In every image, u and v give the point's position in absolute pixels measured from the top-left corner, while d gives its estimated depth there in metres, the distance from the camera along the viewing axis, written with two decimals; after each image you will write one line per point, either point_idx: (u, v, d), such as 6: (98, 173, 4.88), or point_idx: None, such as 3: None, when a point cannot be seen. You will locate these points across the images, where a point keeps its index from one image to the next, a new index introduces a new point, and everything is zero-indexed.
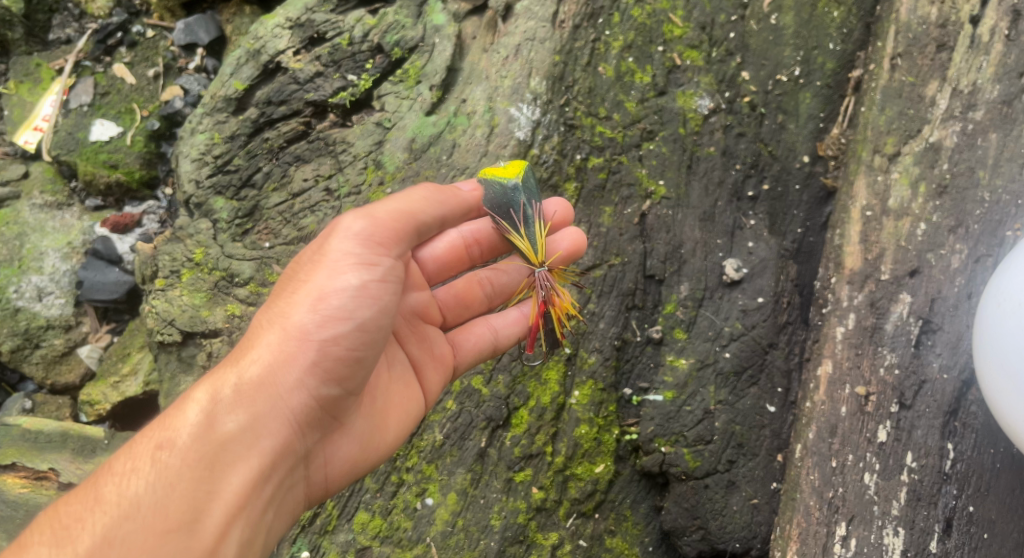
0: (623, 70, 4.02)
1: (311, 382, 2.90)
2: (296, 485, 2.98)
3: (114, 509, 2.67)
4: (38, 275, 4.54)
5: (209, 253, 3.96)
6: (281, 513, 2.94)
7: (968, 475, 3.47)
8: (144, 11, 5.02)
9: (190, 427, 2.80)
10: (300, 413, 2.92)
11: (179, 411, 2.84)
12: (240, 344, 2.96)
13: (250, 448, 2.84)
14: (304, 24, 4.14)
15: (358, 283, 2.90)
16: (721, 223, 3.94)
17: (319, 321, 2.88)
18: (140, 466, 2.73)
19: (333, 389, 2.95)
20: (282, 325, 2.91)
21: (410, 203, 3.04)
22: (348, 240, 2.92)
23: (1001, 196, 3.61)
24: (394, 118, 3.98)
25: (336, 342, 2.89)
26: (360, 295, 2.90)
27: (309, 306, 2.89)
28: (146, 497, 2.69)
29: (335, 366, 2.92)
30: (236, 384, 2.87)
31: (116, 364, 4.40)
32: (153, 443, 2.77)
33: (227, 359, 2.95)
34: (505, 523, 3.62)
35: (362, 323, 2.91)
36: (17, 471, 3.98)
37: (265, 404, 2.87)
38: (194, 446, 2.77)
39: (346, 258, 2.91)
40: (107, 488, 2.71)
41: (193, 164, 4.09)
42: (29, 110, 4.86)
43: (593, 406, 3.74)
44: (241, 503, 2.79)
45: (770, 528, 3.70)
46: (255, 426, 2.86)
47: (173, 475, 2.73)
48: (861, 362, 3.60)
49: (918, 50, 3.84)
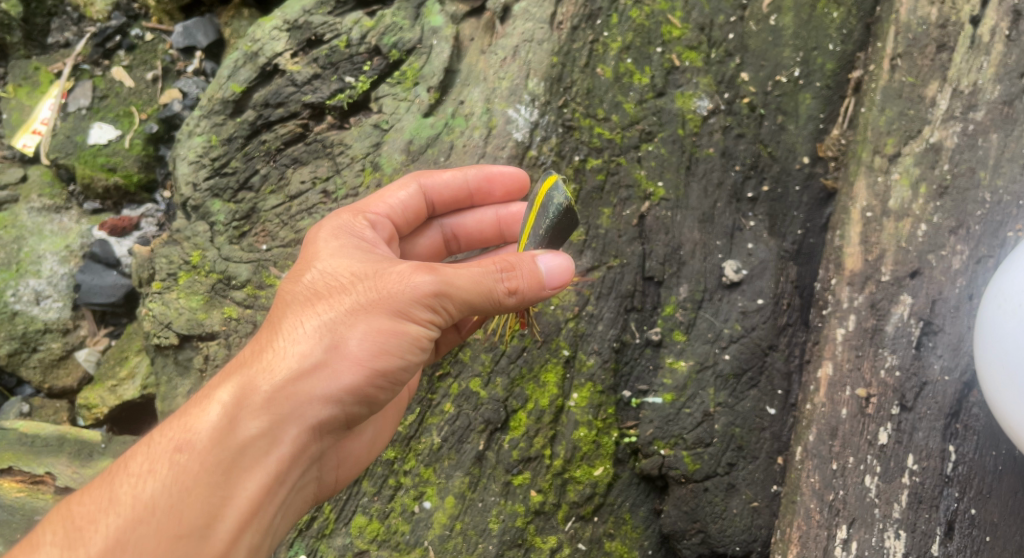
0: (621, 71, 3.99)
1: (348, 401, 2.89)
2: (308, 485, 3.00)
3: (128, 511, 2.68)
4: (36, 279, 4.53)
5: (206, 255, 3.94)
6: (292, 513, 2.96)
7: (970, 478, 3.46)
8: (143, 14, 5.00)
9: (213, 431, 2.76)
10: (328, 429, 2.91)
11: (200, 410, 2.80)
12: (269, 345, 2.89)
13: (273, 455, 2.80)
14: (302, 26, 4.11)
15: (416, 333, 2.91)
16: (721, 224, 3.91)
17: (371, 354, 2.87)
18: (157, 468, 2.73)
19: (364, 407, 2.95)
20: (327, 347, 2.86)
21: (491, 292, 2.90)
22: (417, 293, 2.88)
23: (1002, 196, 3.60)
24: (392, 120, 3.97)
25: (380, 375, 2.91)
26: (414, 344, 2.92)
27: (362, 338, 2.87)
28: (161, 500, 2.69)
29: (374, 393, 2.93)
30: (264, 393, 2.81)
31: (114, 367, 4.38)
32: (173, 445, 2.75)
33: (256, 359, 2.87)
34: (504, 527, 3.60)
35: (408, 364, 2.95)
36: (14, 475, 3.96)
37: (296, 418, 2.82)
38: (214, 451, 2.75)
39: (412, 307, 2.88)
40: (121, 490, 2.71)
41: (190, 167, 4.07)
42: (28, 114, 4.88)
43: (592, 408, 3.72)
44: (255, 509, 2.78)
45: (770, 531, 3.67)
46: (279, 434, 2.81)
47: (191, 480, 2.72)
48: (861, 364, 3.58)
49: (918, 51, 3.81)
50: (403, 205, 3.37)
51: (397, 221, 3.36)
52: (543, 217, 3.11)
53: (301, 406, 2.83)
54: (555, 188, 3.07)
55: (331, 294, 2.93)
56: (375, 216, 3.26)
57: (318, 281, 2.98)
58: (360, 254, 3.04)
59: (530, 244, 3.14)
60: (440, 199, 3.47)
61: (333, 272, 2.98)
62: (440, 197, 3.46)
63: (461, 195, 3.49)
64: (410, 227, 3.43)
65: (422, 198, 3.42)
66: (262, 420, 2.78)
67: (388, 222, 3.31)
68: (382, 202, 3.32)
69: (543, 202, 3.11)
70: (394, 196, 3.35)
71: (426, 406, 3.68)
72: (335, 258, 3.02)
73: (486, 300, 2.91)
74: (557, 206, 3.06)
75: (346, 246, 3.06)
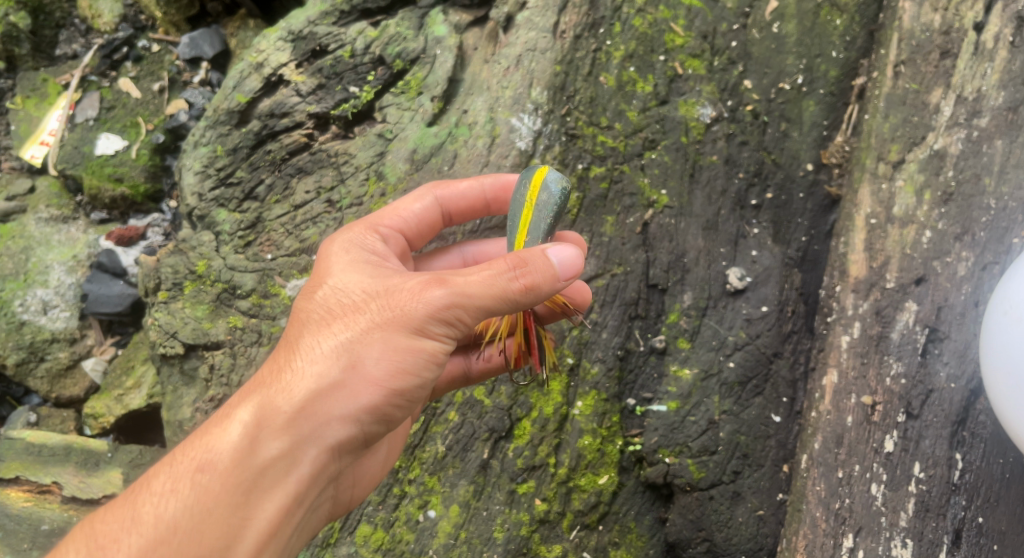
0: (624, 80, 3.99)
1: (366, 420, 2.89)
2: (325, 504, 3.01)
3: (151, 530, 2.71)
4: (43, 288, 4.55)
5: (211, 265, 3.96)
6: (309, 533, 2.97)
7: (977, 486, 3.45)
8: (150, 26, 5.02)
9: (235, 451, 2.78)
10: (348, 449, 2.91)
11: (222, 429, 2.81)
12: (287, 365, 2.88)
13: (293, 476, 2.81)
14: (306, 36, 4.12)
15: (431, 351, 2.90)
16: (725, 231, 3.91)
17: (389, 374, 2.87)
18: (179, 488, 2.75)
19: (382, 425, 2.95)
20: (343, 368, 2.85)
21: (503, 293, 2.83)
22: (429, 309, 2.85)
23: (1007, 203, 3.59)
24: (395, 130, 3.98)
25: (396, 395, 2.90)
26: (429, 361, 2.91)
27: (379, 357, 2.86)
28: (183, 521, 2.72)
29: (392, 411, 2.93)
30: (284, 413, 2.82)
31: (121, 377, 4.44)
32: (195, 465, 2.77)
33: (274, 379, 2.87)
34: (509, 536, 3.60)
35: (423, 382, 2.94)
36: (20, 485, 4.00)
37: (315, 439, 2.83)
38: (235, 472, 2.76)
39: (427, 324, 2.86)
40: (144, 510, 2.74)
41: (196, 177, 4.09)
42: (36, 125, 4.92)
43: (597, 416, 3.71)
44: (274, 529, 2.80)
45: (776, 540, 3.67)
46: (299, 455, 2.82)
47: (212, 501, 2.74)
48: (867, 372, 3.57)
49: (921, 57, 3.80)
50: (419, 218, 3.33)
51: (411, 234, 3.32)
52: (544, 207, 3.15)
53: (320, 426, 2.83)
54: (550, 175, 3.16)
55: (345, 312, 2.92)
56: (388, 230, 3.23)
57: (331, 298, 2.96)
58: (374, 271, 3.00)
59: (535, 238, 3.15)
60: (457, 209, 3.41)
61: (347, 290, 2.96)
62: (458, 208, 3.40)
63: (480, 206, 3.42)
64: (424, 240, 3.39)
65: (438, 211, 3.36)
66: (283, 441, 2.79)
67: (401, 236, 3.28)
68: (396, 215, 3.28)
69: (540, 193, 3.16)
70: (409, 208, 3.31)
71: (430, 415, 3.68)
72: (347, 274, 3.00)
73: (501, 301, 2.84)
74: (561, 190, 3.15)
75: (358, 261, 3.04)
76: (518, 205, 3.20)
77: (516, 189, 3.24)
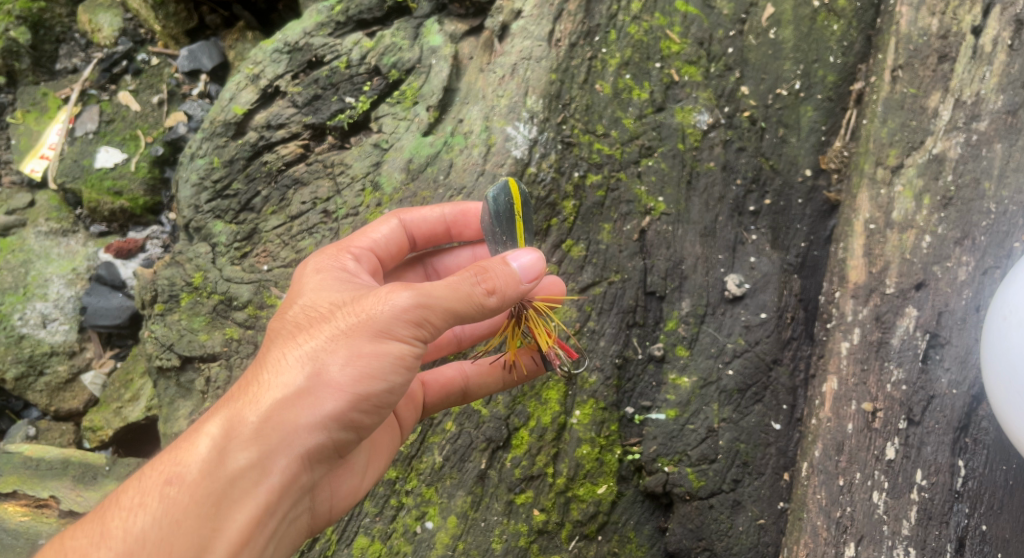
0: (621, 87, 3.97)
1: (333, 427, 2.84)
2: (302, 515, 2.94)
3: (120, 545, 2.66)
4: (43, 301, 4.55)
5: (208, 277, 3.96)
6: (287, 545, 2.90)
7: (980, 493, 3.44)
8: (149, 39, 5.04)
9: (202, 464, 2.74)
10: (319, 461, 2.87)
11: (191, 443, 2.77)
12: (256, 378, 2.85)
13: (262, 486, 2.76)
14: (303, 48, 4.12)
15: (398, 353, 2.85)
16: (722, 238, 3.89)
17: (353, 379, 2.82)
18: (147, 502, 2.71)
19: (352, 433, 2.90)
20: (310, 374, 2.82)
21: (470, 297, 2.84)
22: (395, 312, 2.83)
23: (1007, 207, 3.57)
24: (391, 139, 3.98)
25: (365, 401, 2.86)
26: (398, 364, 2.86)
27: (345, 362, 2.82)
28: (152, 533, 2.67)
29: (359, 418, 2.87)
30: (253, 424, 2.78)
31: (119, 390, 4.45)
32: (163, 478, 2.73)
33: (242, 392, 2.84)
34: (506, 547, 3.58)
35: (394, 385, 2.88)
36: (18, 499, 3.99)
37: (284, 448, 2.78)
38: (203, 483, 2.72)
39: (392, 326, 2.83)
40: (113, 524, 2.69)
41: (193, 189, 4.08)
42: (35, 139, 4.93)
43: (595, 425, 3.69)
44: (247, 540, 2.75)
45: (778, 549, 3.63)
46: (269, 464, 2.77)
47: (181, 512, 2.69)
48: (867, 379, 3.54)
49: (919, 62, 3.77)
50: (387, 240, 3.31)
51: (381, 255, 3.29)
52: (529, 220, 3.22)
53: (288, 436, 2.79)
54: (521, 186, 3.19)
55: (313, 323, 2.90)
56: (358, 250, 3.21)
57: (300, 315, 2.95)
58: (341, 285, 3.01)
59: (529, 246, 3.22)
60: (420, 233, 3.40)
61: (314, 304, 2.96)
62: (420, 230, 3.40)
63: (439, 229, 3.42)
64: (394, 262, 3.36)
65: (402, 233, 3.36)
66: (253, 449, 2.75)
67: (372, 255, 3.25)
68: (365, 237, 3.26)
69: (521, 207, 3.18)
70: (377, 230, 3.30)
71: (427, 425, 3.64)
72: (317, 292, 2.99)
73: (467, 305, 2.84)
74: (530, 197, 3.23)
75: (328, 280, 3.03)
76: (508, 224, 3.13)
77: (495, 207, 3.10)
